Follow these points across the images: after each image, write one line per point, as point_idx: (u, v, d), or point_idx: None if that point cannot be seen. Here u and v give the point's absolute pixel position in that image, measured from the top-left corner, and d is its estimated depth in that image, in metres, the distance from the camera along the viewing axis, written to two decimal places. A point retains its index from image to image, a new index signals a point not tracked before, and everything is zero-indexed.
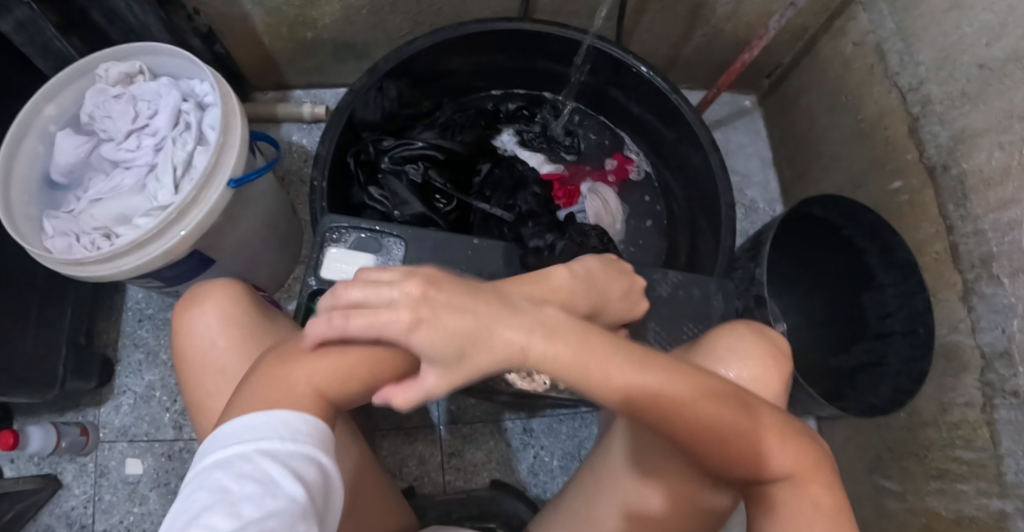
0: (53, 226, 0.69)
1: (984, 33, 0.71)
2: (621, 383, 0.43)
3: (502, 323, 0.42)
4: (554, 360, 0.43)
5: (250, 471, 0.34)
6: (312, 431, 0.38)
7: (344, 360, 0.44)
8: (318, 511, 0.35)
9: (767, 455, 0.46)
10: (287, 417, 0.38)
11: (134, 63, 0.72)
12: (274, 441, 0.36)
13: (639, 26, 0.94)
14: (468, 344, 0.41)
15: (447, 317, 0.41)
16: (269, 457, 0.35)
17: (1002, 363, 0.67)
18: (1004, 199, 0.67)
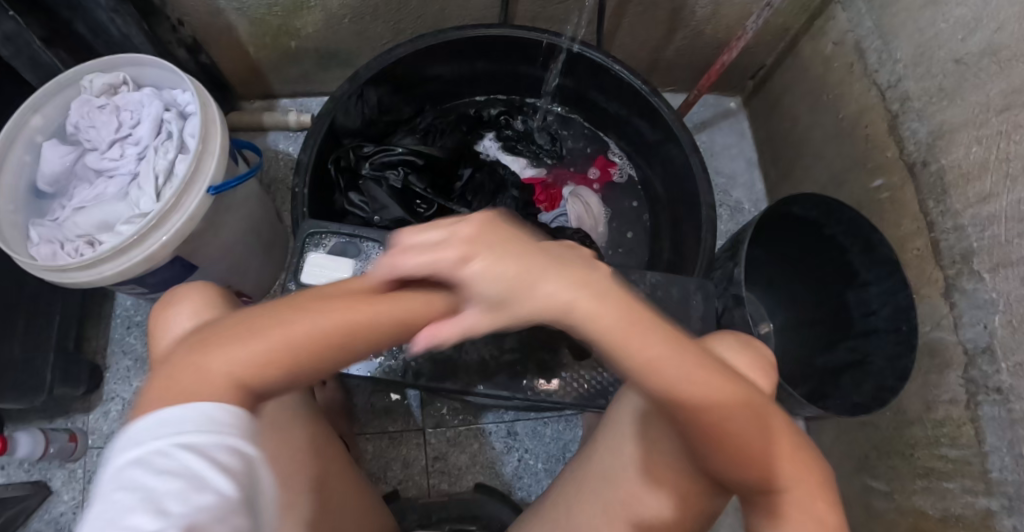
0: (38, 233, 0.70)
1: (959, 28, 0.71)
2: (658, 362, 0.40)
3: (532, 269, 0.41)
4: (595, 312, 0.40)
5: (170, 466, 0.31)
6: (237, 417, 0.35)
7: (260, 348, 0.40)
8: (253, 501, 0.33)
9: (774, 461, 0.45)
10: (207, 407, 0.34)
11: (117, 74, 0.73)
12: (193, 432, 0.33)
13: (619, 30, 0.95)
14: (509, 289, 0.41)
15: (494, 259, 0.42)
16: (186, 450, 0.31)
17: (984, 359, 0.66)
18: (983, 194, 0.67)
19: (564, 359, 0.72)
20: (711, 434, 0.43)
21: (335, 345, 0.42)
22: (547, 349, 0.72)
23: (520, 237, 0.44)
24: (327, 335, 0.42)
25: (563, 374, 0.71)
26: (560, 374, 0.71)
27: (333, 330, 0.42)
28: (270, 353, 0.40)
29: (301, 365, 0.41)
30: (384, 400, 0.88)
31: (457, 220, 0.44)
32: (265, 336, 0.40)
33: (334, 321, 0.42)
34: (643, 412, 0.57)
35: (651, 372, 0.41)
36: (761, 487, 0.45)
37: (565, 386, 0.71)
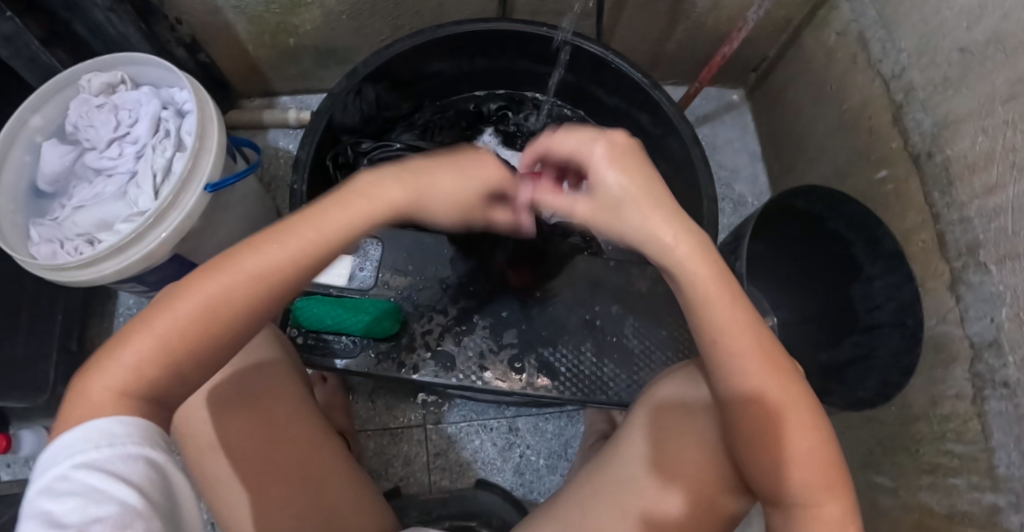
0: (38, 233, 0.70)
1: (964, 16, 0.69)
2: (729, 315, 0.48)
3: (646, 210, 0.47)
4: (700, 284, 0.48)
5: (68, 487, 0.35)
6: (133, 431, 0.39)
7: (135, 356, 0.41)
8: (156, 502, 0.37)
9: (806, 467, 0.47)
10: (105, 423, 0.38)
11: (115, 73, 0.74)
12: (89, 453, 0.37)
13: (619, 23, 0.94)
14: (627, 199, 0.47)
15: (628, 171, 0.47)
16: (84, 469, 0.36)
17: (991, 353, 0.65)
18: (989, 185, 0.66)
19: (562, 353, 0.71)
20: (753, 420, 0.48)
21: (214, 327, 0.42)
22: (546, 344, 0.71)
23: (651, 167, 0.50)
24: (207, 319, 0.42)
25: (561, 368, 0.71)
26: (558, 368, 0.71)
27: (212, 312, 0.42)
28: (145, 359, 0.41)
29: (183, 359, 0.42)
30: (385, 397, 0.88)
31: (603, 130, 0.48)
32: (140, 340, 0.41)
33: (209, 300, 0.42)
34: (674, 406, 0.58)
35: (719, 338, 0.49)
36: (787, 491, 0.48)
37: (564, 382, 0.70)
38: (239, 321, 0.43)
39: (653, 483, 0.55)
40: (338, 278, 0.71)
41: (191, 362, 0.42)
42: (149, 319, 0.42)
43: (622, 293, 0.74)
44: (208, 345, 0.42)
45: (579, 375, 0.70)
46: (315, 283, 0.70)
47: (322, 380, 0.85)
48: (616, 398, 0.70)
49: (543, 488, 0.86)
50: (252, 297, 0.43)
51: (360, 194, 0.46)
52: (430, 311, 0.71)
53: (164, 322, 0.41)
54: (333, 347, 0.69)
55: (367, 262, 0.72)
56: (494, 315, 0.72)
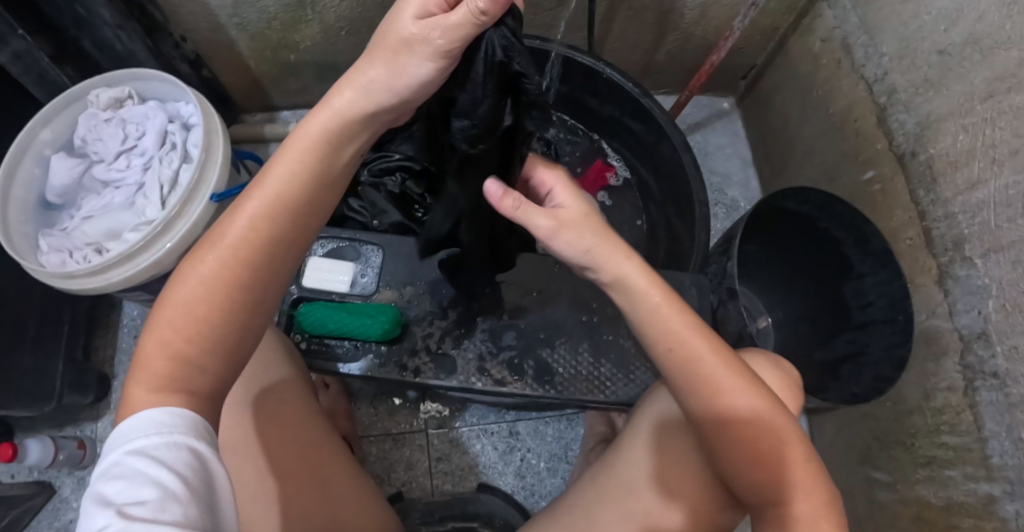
0: (48, 243, 0.72)
1: (941, 19, 0.72)
2: (675, 331, 0.49)
3: (581, 235, 0.49)
4: (652, 308, 0.49)
5: (121, 471, 0.36)
6: (178, 419, 0.39)
7: (156, 344, 0.41)
8: (198, 489, 0.37)
9: (778, 462, 0.48)
10: (154, 412, 0.39)
11: (123, 88, 0.76)
12: (141, 439, 0.38)
13: (610, 34, 0.97)
14: (584, 235, 0.49)
15: (572, 228, 0.49)
16: (133, 455, 0.37)
17: (980, 345, 0.67)
18: (971, 181, 0.68)
19: (559, 355, 0.72)
20: (732, 433, 0.48)
21: (217, 306, 0.42)
22: (544, 345, 0.72)
23: (602, 233, 0.50)
24: (206, 296, 0.42)
25: (560, 369, 0.71)
26: (557, 370, 0.71)
27: (208, 290, 0.42)
28: (159, 353, 0.41)
29: (193, 350, 0.42)
30: (385, 402, 0.89)
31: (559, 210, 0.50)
32: (148, 347, 0.42)
33: (201, 281, 0.42)
34: (666, 423, 0.58)
35: (674, 351, 0.49)
36: (763, 490, 0.48)
37: (563, 383, 0.71)
38: (236, 293, 0.42)
39: (653, 495, 0.56)
40: (340, 283, 0.72)
41: (203, 350, 0.42)
42: (154, 320, 0.42)
43: None
44: (210, 327, 0.42)
45: (577, 376, 0.71)
46: (317, 289, 0.72)
47: (325, 386, 0.86)
48: (614, 396, 0.70)
49: (544, 491, 0.87)
50: (243, 262, 0.42)
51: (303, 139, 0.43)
52: (431, 315, 0.72)
53: (166, 321, 0.42)
54: (335, 352, 0.70)
55: (368, 268, 0.73)
56: (493, 317, 0.73)
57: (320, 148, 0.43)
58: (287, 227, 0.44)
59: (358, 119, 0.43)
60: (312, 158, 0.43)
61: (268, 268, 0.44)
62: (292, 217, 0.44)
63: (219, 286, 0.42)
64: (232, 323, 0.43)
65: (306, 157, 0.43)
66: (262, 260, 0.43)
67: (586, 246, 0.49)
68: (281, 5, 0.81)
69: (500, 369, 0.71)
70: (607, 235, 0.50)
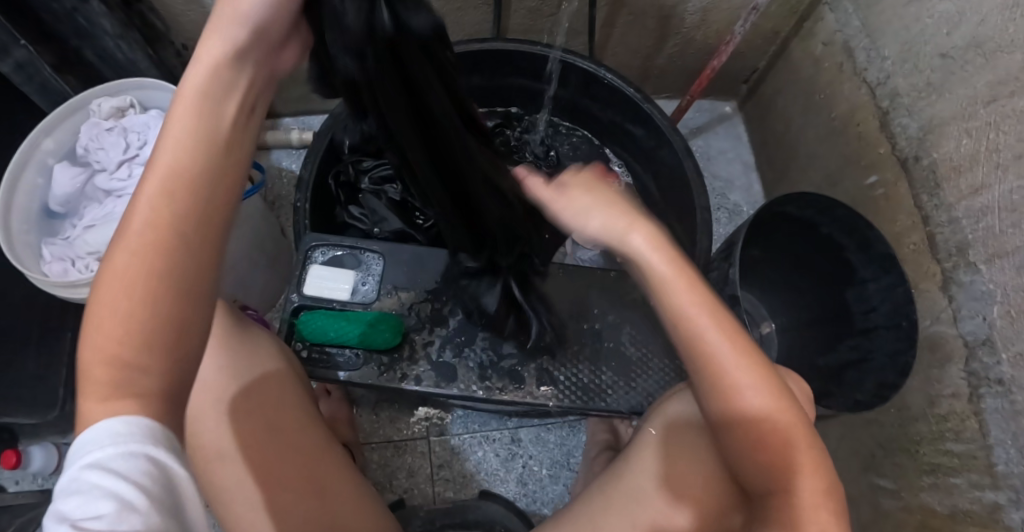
0: (51, 252, 0.72)
1: (944, 23, 0.72)
2: (695, 320, 0.45)
3: (582, 199, 0.45)
4: (670, 291, 0.44)
5: (76, 486, 0.32)
6: (133, 426, 0.34)
7: (93, 351, 0.35)
8: (160, 502, 0.33)
9: (784, 458, 0.47)
10: (107, 422, 0.34)
11: (125, 97, 0.76)
12: (96, 449, 0.33)
13: (610, 39, 0.97)
14: (589, 202, 0.45)
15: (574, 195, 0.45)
16: (88, 469, 0.33)
17: (984, 351, 0.66)
18: (975, 186, 0.67)
19: (560, 363, 0.72)
20: (744, 433, 0.47)
21: (140, 293, 0.34)
22: (544, 353, 0.72)
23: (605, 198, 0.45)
24: (117, 286, 0.35)
25: (560, 377, 0.71)
26: (557, 378, 0.71)
27: (119, 279, 0.35)
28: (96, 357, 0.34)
29: (132, 348, 0.34)
30: (388, 409, 0.89)
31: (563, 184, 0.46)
32: (87, 355, 0.35)
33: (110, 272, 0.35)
34: (676, 426, 0.59)
35: (693, 339, 0.45)
36: (765, 481, 0.48)
37: (564, 391, 0.70)
38: (162, 271, 0.35)
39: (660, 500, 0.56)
40: (340, 291, 0.72)
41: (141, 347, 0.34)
42: (88, 324, 0.35)
43: (620, 301, 0.75)
44: (142, 319, 0.34)
45: (578, 384, 0.71)
46: (319, 298, 0.72)
47: (326, 393, 0.86)
48: (614, 404, 0.70)
49: (546, 498, 0.86)
50: (149, 235, 0.35)
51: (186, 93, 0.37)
52: (431, 323, 0.72)
53: (98, 322, 0.35)
54: (336, 361, 0.70)
55: (369, 276, 0.73)
56: (493, 326, 0.73)
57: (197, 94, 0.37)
58: (188, 189, 0.36)
59: (234, 63, 0.38)
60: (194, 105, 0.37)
61: (178, 242, 0.35)
62: (195, 191, 0.36)
63: (140, 269, 0.34)
64: (155, 306, 0.35)
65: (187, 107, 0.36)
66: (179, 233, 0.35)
67: (583, 209, 0.44)
68: None
69: (501, 377, 0.71)
70: (607, 200, 0.45)
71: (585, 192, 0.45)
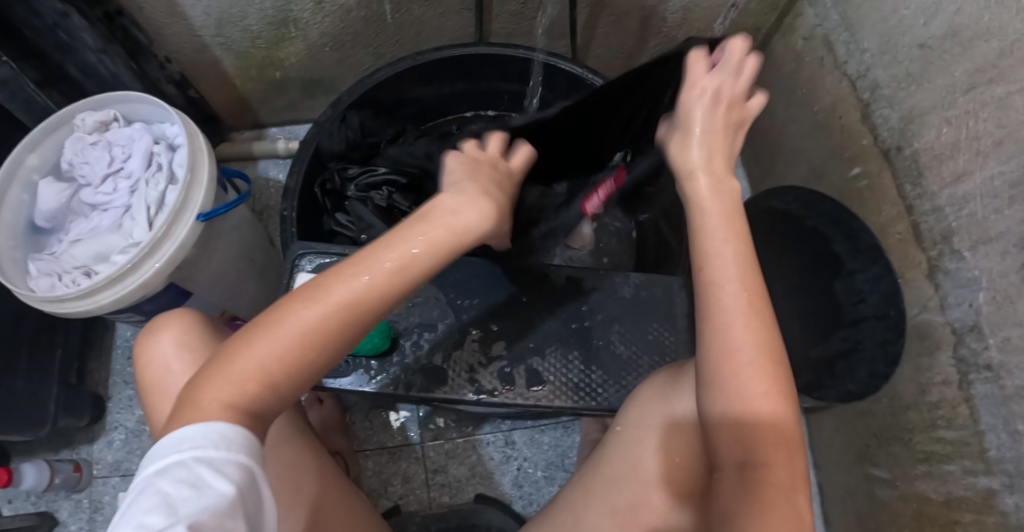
0: (38, 267, 0.72)
1: (920, 14, 0.72)
2: (716, 284, 0.46)
3: (699, 116, 0.49)
4: (708, 249, 0.47)
5: (187, 477, 0.35)
6: (239, 438, 0.39)
7: (240, 382, 0.41)
8: (249, 510, 0.36)
9: (766, 438, 0.45)
10: (217, 425, 0.39)
11: (108, 111, 0.76)
12: (205, 450, 0.37)
13: (593, 40, 0.97)
14: (706, 123, 0.49)
15: (705, 104, 0.49)
16: (198, 462, 0.36)
17: (972, 337, 0.66)
18: (957, 173, 0.68)
19: (550, 363, 0.71)
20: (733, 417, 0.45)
21: (292, 364, 0.42)
22: (534, 354, 0.72)
23: (729, 124, 0.50)
24: (297, 340, 0.42)
25: (550, 377, 0.71)
26: (547, 378, 0.71)
27: (301, 333, 0.42)
28: (239, 387, 0.41)
29: (280, 382, 0.42)
30: (381, 415, 0.89)
31: (704, 82, 0.49)
32: (224, 376, 0.41)
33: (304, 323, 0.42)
34: (676, 416, 0.56)
35: (711, 305, 0.46)
36: (740, 454, 0.45)
37: (555, 390, 0.70)
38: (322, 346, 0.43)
39: (647, 478, 0.56)
40: None
41: (277, 389, 0.42)
42: (231, 361, 0.42)
43: (608, 300, 0.75)
44: (298, 373, 0.43)
45: (569, 384, 0.71)
46: None
47: (318, 401, 0.86)
48: (606, 403, 0.70)
49: (541, 500, 0.86)
50: (335, 315, 0.43)
51: (437, 221, 0.47)
52: (419, 328, 0.72)
53: (244, 363, 0.41)
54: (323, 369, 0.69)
55: None
56: (482, 328, 0.72)
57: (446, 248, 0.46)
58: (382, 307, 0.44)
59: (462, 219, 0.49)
60: (437, 248, 0.46)
61: (360, 329, 0.44)
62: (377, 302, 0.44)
63: (309, 338, 0.42)
64: (312, 369, 0.43)
65: (433, 247, 0.46)
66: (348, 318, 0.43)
67: (702, 123, 0.49)
68: (264, 23, 0.82)
69: (491, 380, 0.70)
70: (719, 130, 0.49)
71: (719, 113, 0.49)
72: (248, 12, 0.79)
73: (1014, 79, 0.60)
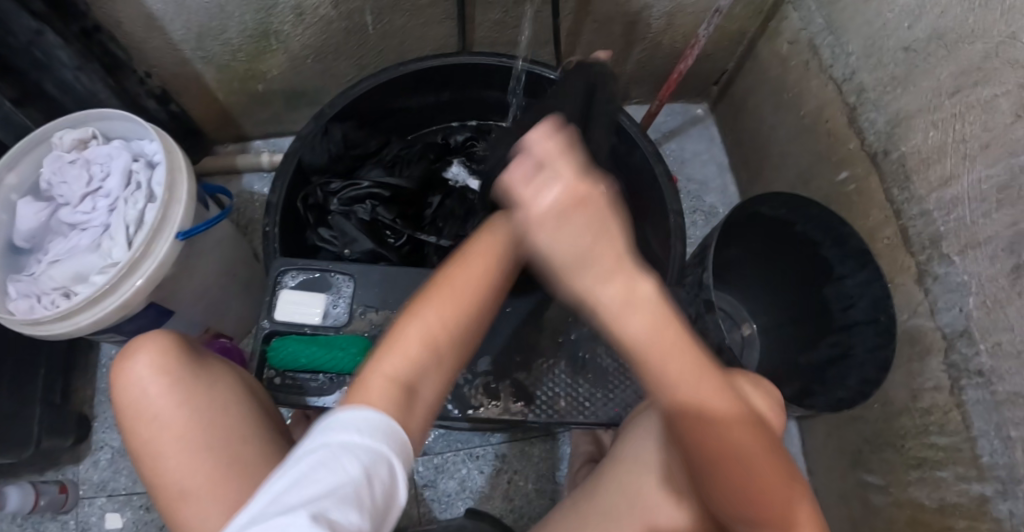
0: (16, 289, 0.71)
1: (905, 16, 0.72)
2: (666, 383, 0.41)
3: (561, 235, 0.37)
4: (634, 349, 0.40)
5: (325, 462, 0.38)
6: (379, 427, 0.42)
7: (414, 354, 0.46)
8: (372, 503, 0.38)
9: (757, 486, 0.44)
10: (371, 414, 0.42)
11: (87, 129, 0.75)
12: (349, 436, 0.41)
13: (578, 47, 0.97)
14: (581, 259, 0.37)
15: (564, 224, 0.37)
16: (340, 448, 0.40)
17: (963, 343, 0.66)
18: (944, 177, 0.67)
19: (537, 377, 0.71)
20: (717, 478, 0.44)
21: (446, 337, 0.47)
22: (520, 368, 0.71)
23: (603, 226, 0.38)
24: (457, 315, 0.47)
25: (537, 392, 0.70)
26: (534, 393, 0.70)
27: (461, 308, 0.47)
28: (410, 360, 0.45)
29: (444, 348, 0.47)
30: None
31: (551, 196, 0.37)
32: (397, 351, 0.45)
33: (453, 295, 0.46)
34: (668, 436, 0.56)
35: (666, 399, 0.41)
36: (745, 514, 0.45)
37: (540, 405, 0.70)
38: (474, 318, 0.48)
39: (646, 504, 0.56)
40: (313, 316, 0.70)
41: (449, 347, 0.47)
42: (395, 340, 0.46)
43: None
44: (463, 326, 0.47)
45: (554, 396, 0.70)
46: (289, 322, 0.70)
47: (305, 418, 0.85)
48: (593, 416, 0.69)
49: (532, 513, 0.86)
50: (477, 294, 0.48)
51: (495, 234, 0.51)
52: None
53: (409, 343, 0.46)
54: (308, 386, 0.69)
55: (340, 298, 0.72)
56: None
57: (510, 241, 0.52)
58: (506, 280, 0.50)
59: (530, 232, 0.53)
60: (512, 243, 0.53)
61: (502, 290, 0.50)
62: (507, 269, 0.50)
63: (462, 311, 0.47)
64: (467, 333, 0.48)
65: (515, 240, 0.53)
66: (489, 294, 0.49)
67: (576, 247, 0.37)
68: (245, 36, 0.81)
69: (477, 393, 0.70)
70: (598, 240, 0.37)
71: (583, 217, 0.37)
72: (228, 25, 0.78)
73: (1000, 82, 0.60)
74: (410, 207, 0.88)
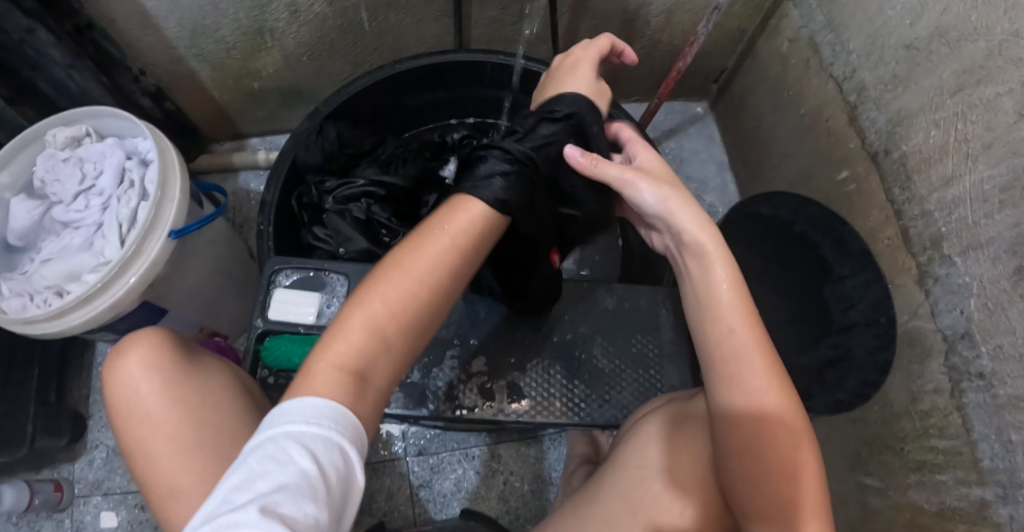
0: (8, 287, 0.70)
1: (907, 14, 0.71)
2: (740, 350, 0.50)
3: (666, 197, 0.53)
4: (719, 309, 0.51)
5: (274, 453, 0.40)
6: (337, 416, 0.44)
7: (355, 340, 0.48)
8: (326, 493, 0.39)
9: (782, 465, 0.49)
10: (322, 402, 0.44)
11: (80, 127, 0.75)
12: (300, 424, 0.42)
13: (576, 45, 0.95)
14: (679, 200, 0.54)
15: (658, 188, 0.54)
16: (291, 438, 0.41)
17: (964, 345, 0.65)
18: (945, 177, 0.66)
19: (532, 377, 0.70)
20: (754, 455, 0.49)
21: (389, 324, 0.49)
22: (515, 369, 0.70)
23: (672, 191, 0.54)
24: (396, 304, 0.49)
25: (531, 392, 0.69)
26: (528, 393, 0.69)
27: (402, 297, 0.49)
28: (353, 346, 0.48)
29: (387, 333, 0.49)
30: None
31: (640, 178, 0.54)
32: (343, 338, 0.48)
33: (404, 282, 0.50)
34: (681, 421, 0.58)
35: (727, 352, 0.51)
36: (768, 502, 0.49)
37: (535, 405, 0.69)
38: (416, 311, 0.50)
39: (656, 495, 0.56)
40: (307, 315, 0.69)
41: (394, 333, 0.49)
42: (339, 327, 0.48)
43: (588, 312, 0.73)
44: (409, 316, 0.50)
45: (550, 397, 0.69)
46: (282, 321, 0.69)
47: None
48: (589, 418, 0.68)
49: (528, 514, 0.85)
50: (423, 291, 0.50)
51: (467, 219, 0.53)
52: None
53: (350, 331, 0.48)
54: None
55: (334, 298, 0.71)
56: (463, 341, 0.71)
57: (482, 231, 0.53)
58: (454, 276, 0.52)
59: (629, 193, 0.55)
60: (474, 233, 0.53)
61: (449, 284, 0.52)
62: (457, 260, 0.52)
63: (405, 303, 0.49)
64: (412, 321, 0.50)
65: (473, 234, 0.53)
66: (433, 291, 0.51)
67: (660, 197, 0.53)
68: (239, 34, 0.80)
69: (472, 393, 0.69)
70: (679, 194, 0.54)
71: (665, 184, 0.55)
72: (223, 22, 0.78)
73: (1003, 81, 0.59)
74: (406, 205, 0.87)
